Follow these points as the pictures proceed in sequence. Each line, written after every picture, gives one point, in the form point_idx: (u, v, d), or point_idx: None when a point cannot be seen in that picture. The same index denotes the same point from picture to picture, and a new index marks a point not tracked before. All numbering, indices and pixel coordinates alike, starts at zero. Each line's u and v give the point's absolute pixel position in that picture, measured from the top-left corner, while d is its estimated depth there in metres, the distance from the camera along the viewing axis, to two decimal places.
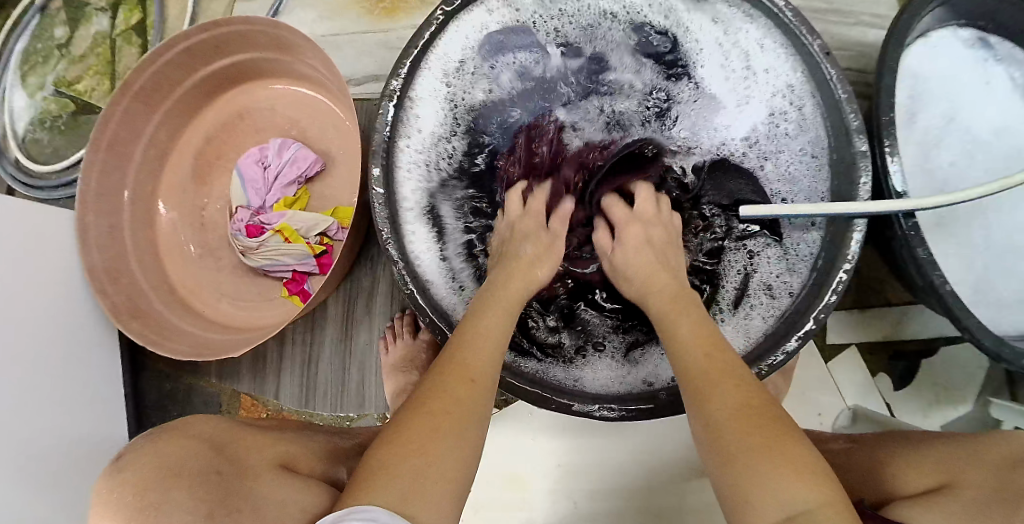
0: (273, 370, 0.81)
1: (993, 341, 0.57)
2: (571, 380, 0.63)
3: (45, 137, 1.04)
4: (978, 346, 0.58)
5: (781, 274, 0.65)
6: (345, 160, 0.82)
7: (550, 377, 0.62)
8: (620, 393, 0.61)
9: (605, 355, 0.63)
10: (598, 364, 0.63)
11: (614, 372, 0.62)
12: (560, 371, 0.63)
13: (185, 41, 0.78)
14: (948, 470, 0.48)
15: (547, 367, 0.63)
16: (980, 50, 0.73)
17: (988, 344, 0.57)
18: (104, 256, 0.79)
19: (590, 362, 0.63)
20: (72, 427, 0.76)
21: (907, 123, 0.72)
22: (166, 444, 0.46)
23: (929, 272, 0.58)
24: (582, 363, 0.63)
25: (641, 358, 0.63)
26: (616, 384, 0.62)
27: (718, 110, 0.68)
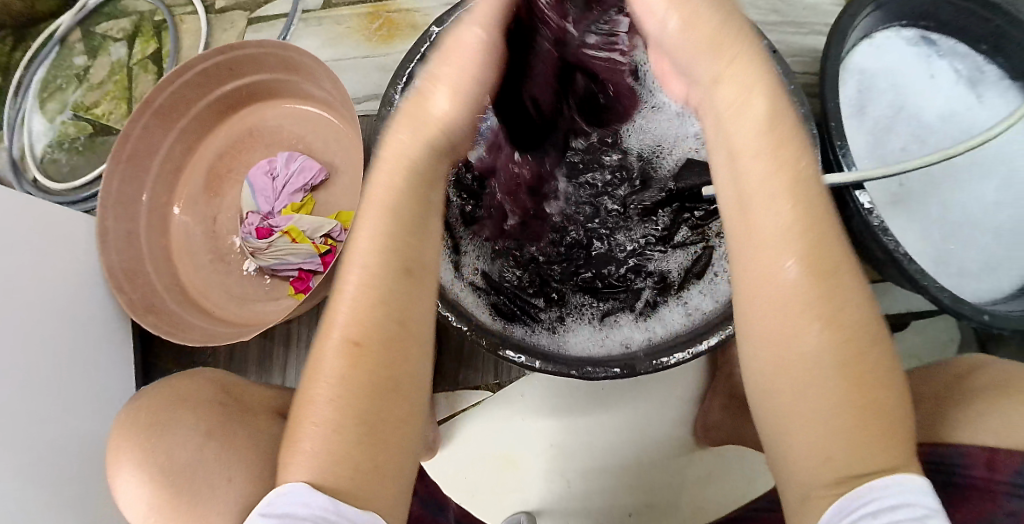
0: (279, 366, 0.87)
1: (951, 299, 0.64)
2: (555, 345, 0.66)
3: (63, 157, 1.11)
4: (938, 305, 0.64)
5: None
6: (348, 168, 0.89)
7: (534, 341, 0.65)
8: (601, 353, 0.64)
9: (584, 326, 0.68)
10: (579, 333, 0.67)
11: (593, 337, 0.66)
12: (545, 337, 0.66)
13: (202, 63, 0.86)
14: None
15: (533, 333, 0.66)
16: (924, 46, 0.82)
17: (947, 302, 0.64)
18: (122, 258, 0.84)
19: (572, 332, 0.67)
20: (84, 418, 0.80)
21: (859, 113, 0.81)
22: None
23: (883, 239, 0.67)
24: (564, 331, 0.67)
25: (616, 324, 0.68)
26: (596, 348, 0.65)
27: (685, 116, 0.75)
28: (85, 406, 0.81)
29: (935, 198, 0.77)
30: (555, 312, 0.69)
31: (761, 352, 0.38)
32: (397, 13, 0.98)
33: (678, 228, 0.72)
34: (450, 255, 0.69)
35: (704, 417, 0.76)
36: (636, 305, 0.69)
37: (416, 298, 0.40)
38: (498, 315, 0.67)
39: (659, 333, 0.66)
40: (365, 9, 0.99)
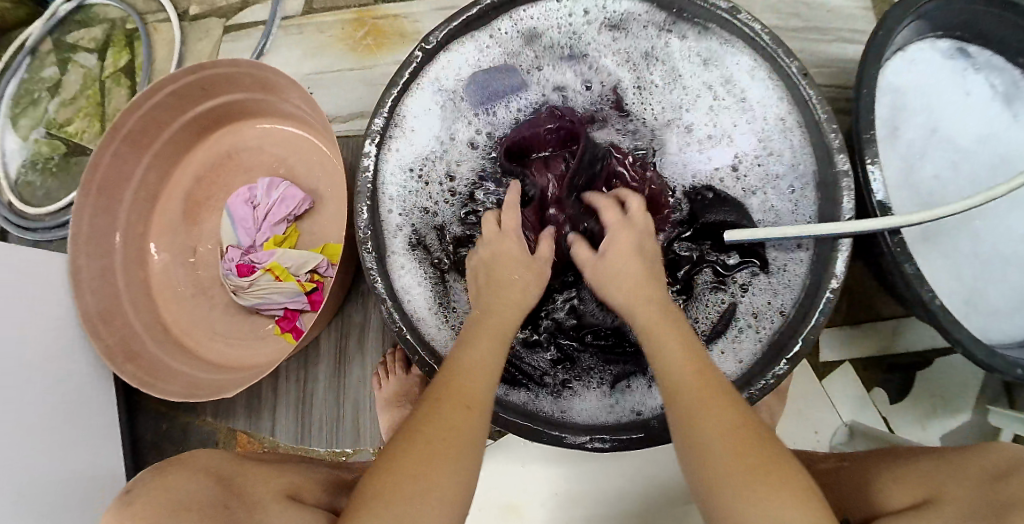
0: (269, 406, 0.82)
1: (985, 355, 0.57)
2: (558, 412, 0.61)
3: (37, 179, 1.05)
4: (972, 361, 0.58)
5: (768, 300, 0.63)
6: (333, 196, 0.83)
7: (538, 408, 0.61)
8: (608, 424, 0.59)
9: (593, 392, 0.62)
10: (586, 401, 0.61)
11: (602, 402, 0.61)
12: (546, 404, 0.61)
13: (172, 84, 0.79)
14: (931, 486, 0.49)
15: (536, 400, 0.61)
16: (959, 59, 0.73)
17: (981, 358, 0.57)
18: (97, 299, 0.79)
19: (578, 399, 0.62)
20: (65, 470, 0.76)
21: (890, 136, 0.72)
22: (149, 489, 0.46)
23: (919, 289, 0.58)
24: (571, 394, 0.62)
25: (627, 390, 0.61)
26: (605, 414, 0.60)
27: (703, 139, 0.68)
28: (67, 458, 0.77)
29: (965, 235, 0.70)
30: (560, 375, 0.63)
31: (705, 427, 0.42)
32: (382, 23, 0.90)
33: (705, 270, 0.66)
34: (441, 302, 0.67)
35: None
36: None
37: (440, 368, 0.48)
38: (496, 381, 0.62)
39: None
40: (347, 18, 0.91)
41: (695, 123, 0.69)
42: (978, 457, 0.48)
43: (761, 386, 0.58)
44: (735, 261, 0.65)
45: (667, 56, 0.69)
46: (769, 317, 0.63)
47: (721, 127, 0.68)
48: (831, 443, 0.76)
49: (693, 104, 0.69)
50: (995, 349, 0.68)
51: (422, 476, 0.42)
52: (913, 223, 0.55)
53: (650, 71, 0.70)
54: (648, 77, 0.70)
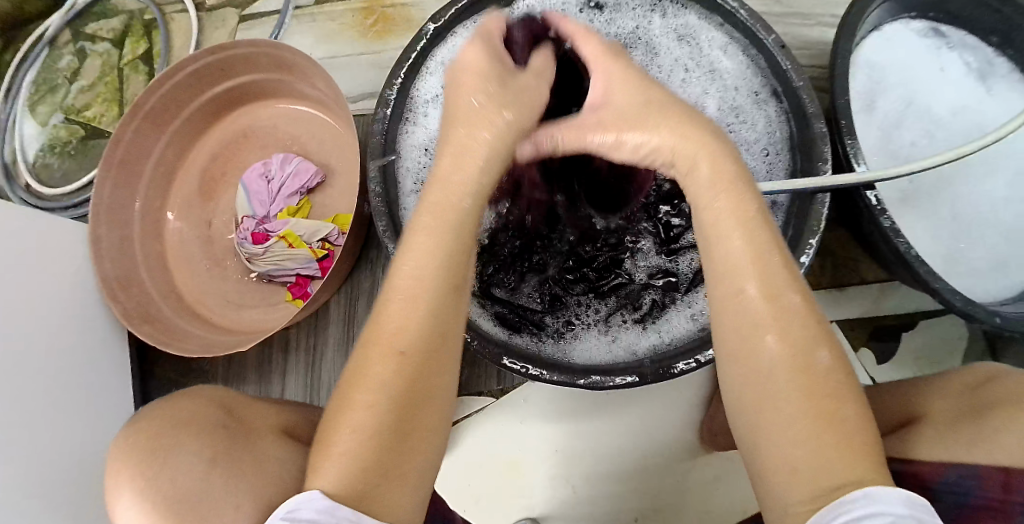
0: (279, 372, 0.85)
1: (963, 302, 0.61)
2: (560, 352, 0.64)
3: (55, 162, 1.09)
4: (949, 308, 0.62)
5: None
6: (344, 171, 0.87)
7: (541, 350, 0.65)
8: (608, 361, 0.63)
9: (592, 333, 0.66)
10: (586, 340, 0.66)
11: (602, 343, 0.65)
12: (550, 345, 0.65)
13: (193, 64, 0.83)
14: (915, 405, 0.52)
15: (540, 343, 0.65)
16: (933, 38, 0.79)
17: (959, 305, 0.61)
18: (116, 266, 0.83)
19: (579, 339, 0.66)
20: (82, 430, 0.78)
21: (869, 108, 0.78)
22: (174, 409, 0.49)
23: (894, 240, 0.64)
24: (572, 337, 0.66)
25: (622, 329, 0.66)
26: (604, 354, 0.64)
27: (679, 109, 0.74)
28: (84, 418, 0.79)
29: (943, 200, 0.75)
30: (559, 318, 0.67)
31: (738, 373, 0.41)
32: (392, 10, 0.95)
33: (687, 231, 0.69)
34: None
35: (710, 421, 0.74)
36: (642, 306, 0.67)
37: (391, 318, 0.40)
38: (501, 326, 0.66)
39: (669, 338, 0.64)
40: (358, 6, 0.96)
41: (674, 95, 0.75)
42: (953, 379, 0.51)
43: None
44: None
45: (650, 37, 0.76)
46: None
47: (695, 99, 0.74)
48: None
49: (673, 79, 0.75)
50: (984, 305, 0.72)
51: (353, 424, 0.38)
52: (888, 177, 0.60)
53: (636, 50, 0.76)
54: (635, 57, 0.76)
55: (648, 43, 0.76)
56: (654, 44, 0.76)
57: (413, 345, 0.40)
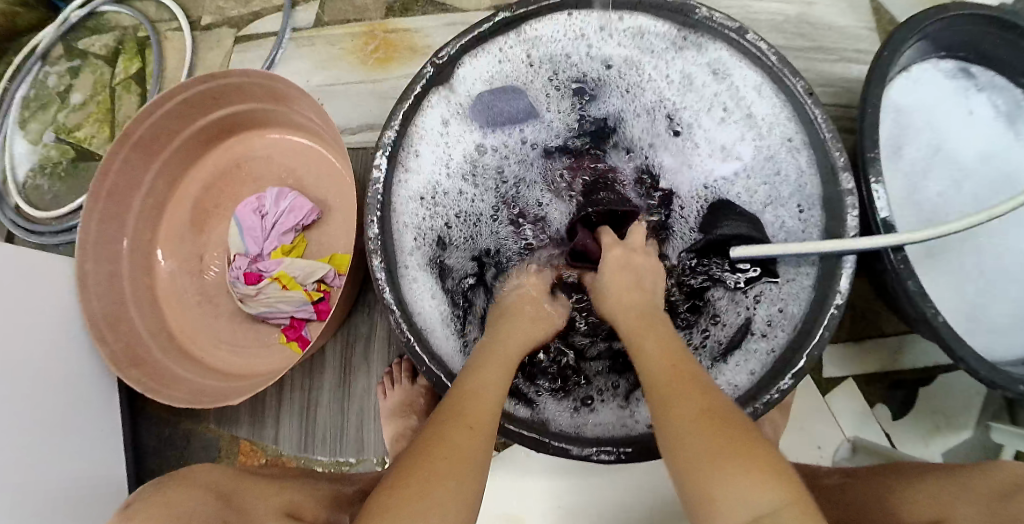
0: (273, 416, 0.82)
1: (987, 370, 0.58)
2: (577, 425, 0.63)
3: (45, 183, 1.06)
4: (975, 377, 0.58)
5: (779, 310, 0.66)
6: (342, 207, 0.83)
7: (555, 420, 0.63)
8: (621, 434, 0.60)
9: (615, 405, 0.65)
10: (607, 415, 0.64)
11: (617, 415, 0.63)
12: (563, 418, 0.63)
13: (184, 93, 0.80)
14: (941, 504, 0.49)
15: (551, 413, 0.64)
16: (962, 79, 0.75)
17: (983, 374, 0.58)
18: (104, 304, 0.80)
19: (597, 414, 0.64)
20: (67, 474, 0.76)
21: (894, 155, 0.73)
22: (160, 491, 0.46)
23: (922, 304, 0.59)
24: (588, 410, 0.64)
25: (640, 400, 0.64)
26: (618, 428, 0.62)
27: (706, 155, 0.73)
28: (71, 464, 0.77)
29: (968, 251, 0.71)
30: (583, 392, 0.66)
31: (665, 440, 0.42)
32: (394, 37, 0.91)
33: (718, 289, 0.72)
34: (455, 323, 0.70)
35: None
36: None
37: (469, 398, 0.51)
38: (512, 396, 0.64)
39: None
40: (359, 31, 0.92)
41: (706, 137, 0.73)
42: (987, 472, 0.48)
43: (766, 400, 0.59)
44: (751, 273, 0.69)
45: (678, 75, 0.72)
46: (781, 326, 0.65)
47: (724, 143, 0.73)
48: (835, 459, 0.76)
49: (691, 118, 0.73)
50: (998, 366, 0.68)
51: (414, 495, 0.41)
52: (921, 239, 0.56)
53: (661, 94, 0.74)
54: (657, 101, 0.74)
55: (678, 84, 0.73)
56: (687, 83, 0.72)
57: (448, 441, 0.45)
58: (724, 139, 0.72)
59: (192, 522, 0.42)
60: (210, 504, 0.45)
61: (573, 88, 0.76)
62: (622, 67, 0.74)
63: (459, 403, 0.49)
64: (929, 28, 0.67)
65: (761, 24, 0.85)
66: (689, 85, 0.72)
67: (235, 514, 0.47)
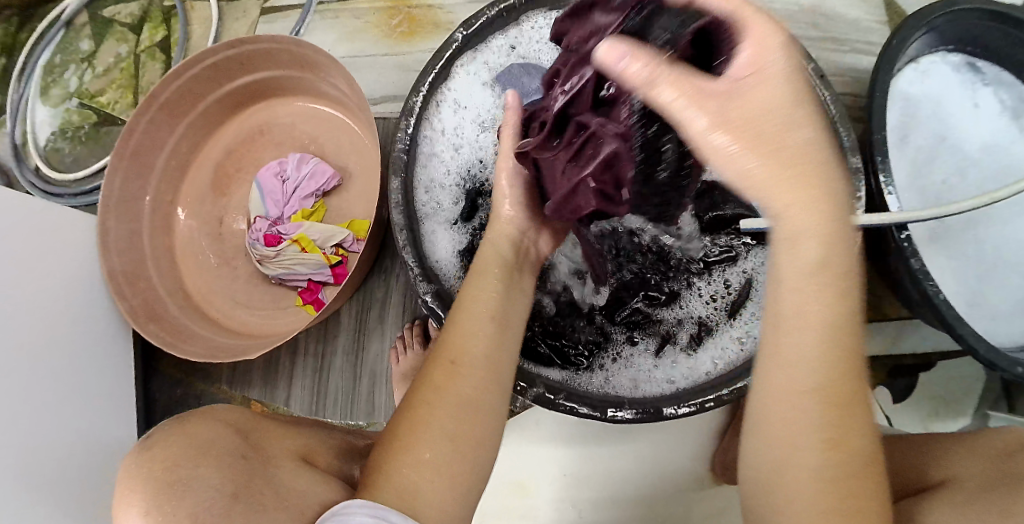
0: (285, 376, 0.83)
1: (988, 349, 0.59)
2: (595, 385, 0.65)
3: (65, 147, 1.07)
4: (974, 355, 0.59)
5: None
6: (360, 174, 0.85)
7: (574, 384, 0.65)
8: (654, 393, 0.63)
9: (643, 356, 0.67)
10: (639, 373, 0.66)
11: (643, 370, 0.66)
12: (587, 379, 0.65)
13: (211, 57, 0.81)
14: (944, 470, 0.49)
15: (575, 376, 0.65)
16: (968, 73, 0.76)
17: (983, 352, 0.59)
18: (123, 260, 0.81)
19: (625, 375, 0.66)
20: (80, 427, 0.77)
21: (902, 141, 0.75)
22: (185, 425, 0.46)
23: (924, 283, 0.61)
24: (605, 368, 0.66)
25: (671, 357, 0.66)
26: (641, 388, 0.64)
27: None
28: (85, 414, 0.78)
29: (970, 239, 0.72)
30: (605, 354, 0.67)
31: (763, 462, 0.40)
32: (418, 9, 0.93)
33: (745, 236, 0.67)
34: None
35: (723, 453, 0.71)
36: (681, 336, 0.67)
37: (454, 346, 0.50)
38: (535, 360, 0.66)
39: (710, 371, 0.64)
40: (383, 5, 0.94)
41: None
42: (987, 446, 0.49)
43: None
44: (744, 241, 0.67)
45: None
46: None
47: None
48: None
49: None
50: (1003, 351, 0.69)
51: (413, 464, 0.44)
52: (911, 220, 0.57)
53: None
54: None
55: None
56: None
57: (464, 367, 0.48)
58: None
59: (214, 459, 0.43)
60: (230, 445, 0.46)
61: None
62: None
63: (463, 344, 0.49)
64: (939, 20, 0.69)
65: (777, 14, 0.87)
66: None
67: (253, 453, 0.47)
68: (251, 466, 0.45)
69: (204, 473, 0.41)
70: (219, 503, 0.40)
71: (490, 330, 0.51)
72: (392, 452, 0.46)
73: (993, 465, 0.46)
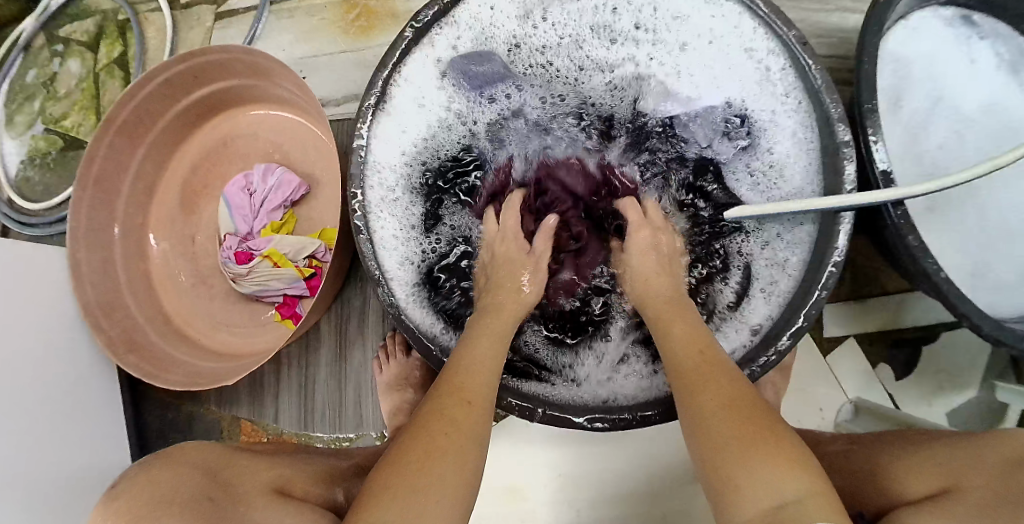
0: (270, 396, 0.81)
1: (993, 326, 0.56)
2: (577, 393, 0.63)
3: (35, 174, 1.05)
4: (978, 333, 0.57)
5: (767, 261, 0.66)
6: (329, 181, 0.82)
7: (558, 393, 0.63)
8: (650, 395, 0.61)
9: (635, 354, 0.65)
10: (632, 379, 0.64)
11: (643, 378, 0.63)
12: (574, 388, 0.63)
13: (165, 73, 0.78)
14: (953, 472, 0.46)
15: (559, 385, 0.63)
16: (963, 27, 0.71)
17: (988, 331, 0.56)
18: (98, 291, 0.79)
19: (619, 380, 0.64)
20: (72, 462, 0.76)
21: (894, 107, 0.70)
22: (160, 472, 0.45)
23: (923, 261, 0.57)
24: (586, 379, 0.64)
25: None
26: (644, 391, 0.62)
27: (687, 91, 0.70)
28: (76, 449, 0.77)
29: (971, 206, 0.68)
30: (593, 364, 0.65)
31: (707, 451, 0.43)
32: (376, 3, 0.88)
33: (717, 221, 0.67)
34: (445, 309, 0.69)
35: None
36: None
37: (458, 370, 0.51)
38: (510, 370, 0.64)
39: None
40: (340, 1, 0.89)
41: (697, 75, 0.69)
42: (991, 441, 0.46)
43: (763, 362, 0.59)
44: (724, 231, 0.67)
45: (658, 11, 0.70)
46: (781, 277, 0.64)
47: (710, 73, 0.69)
48: (836, 421, 0.75)
49: (692, 59, 0.69)
50: (1007, 323, 0.66)
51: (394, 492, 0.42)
52: (909, 196, 0.53)
53: (644, 28, 0.70)
54: (643, 35, 0.70)
55: (659, 20, 0.70)
56: (666, 21, 0.70)
57: (467, 387, 0.49)
58: (712, 68, 0.69)
59: (179, 504, 0.42)
60: (199, 486, 0.46)
61: (554, 22, 0.71)
62: (623, 22, 0.71)
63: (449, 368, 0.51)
64: None
65: None
66: (698, 42, 0.69)
67: (221, 492, 0.47)
68: (221, 507, 0.45)
69: None
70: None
71: (486, 366, 0.53)
72: (387, 478, 0.43)
73: (997, 468, 0.44)
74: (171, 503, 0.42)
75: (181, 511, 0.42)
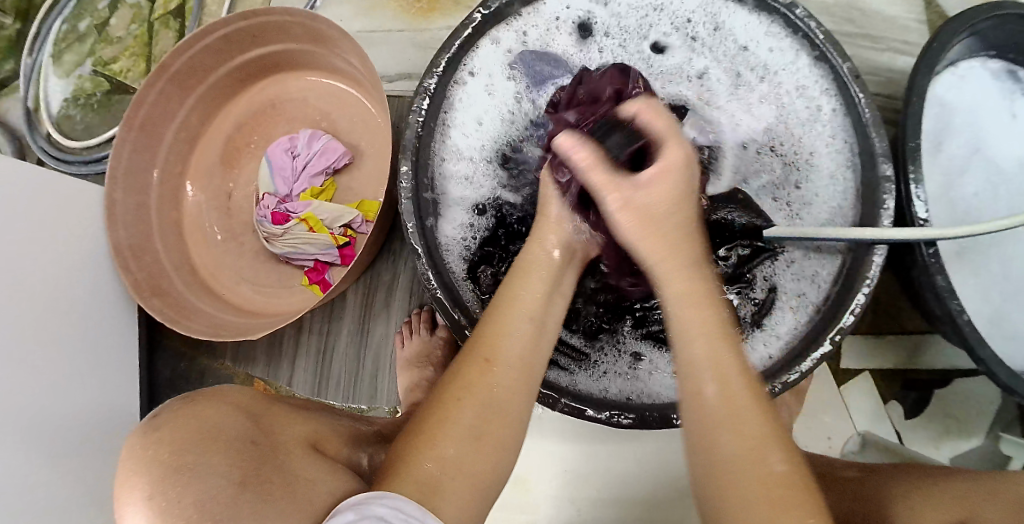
0: (288, 357, 0.82)
1: (1008, 375, 0.57)
2: (600, 388, 0.63)
3: (77, 113, 1.06)
4: (993, 380, 0.57)
5: (800, 280, 0.65)
6: (372, 154, 0.83)
7: (578, 386, 0.63)
8: (672, 398, 0.61)
9: (658, 355, 0.65)
10: (656, 381, 0.63)
11: (668, 381, 0.63)
12: (595, 382, 0.64)
13: (223, 28, 0.79)
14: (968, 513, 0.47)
15: (582, 376, 0.64)
16: (1009, 82, 0.72)
17: (1003, 379, 0.57)
18: (129, 233, 0.80)
19: (644, 380, 0.64)
20: (82, 399, 0.76)
21: (935, 150, 0.71)
22: (198, 407, 0.43)
23: (948, 301, 0.58)
24: (608, 373, 0.65)
25: None
26: (668, 393, 0.62)
27: (737, 110, 0.71)
28: (88, 386, 0.78)
29: (997, 256, 0.69)
30: (619, 362, 0.65)
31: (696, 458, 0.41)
32: None
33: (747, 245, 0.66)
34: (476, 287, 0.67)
35: None
36: None
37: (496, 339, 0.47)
38: None
39: None
40: None
41: (749, 97, 0.70)
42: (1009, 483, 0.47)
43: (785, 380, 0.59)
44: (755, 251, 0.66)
45: (720, 31, 0.71)
46: (812, 295, 0.64)
47: (762, 96, 0.70)
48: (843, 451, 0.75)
49: (746, 82, 0.70)
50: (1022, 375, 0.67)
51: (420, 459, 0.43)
52: (948, 237, 0.55)
53: (704, 46, 0.72)
54: (701, 52, 0.72)
55: (719, 40, 0.71)
56: (726, 42, 0.71)
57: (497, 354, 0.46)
58: (766, 92, 0.70)
59: (222, 441, 0.41)
60: (241, 427, 0.44)
61: (614, 30, 0.73)
62: (678, 37, 0.72)
63: (498, 339, 0.47)
64: (981, 25, 0.65)
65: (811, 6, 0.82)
66: (755, 66, 0.70)
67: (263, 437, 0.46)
68: (262, 450, 0.43)
69: (213, 458, 0.39)
70: (226, 493, 0.38)
71: (530, 333, 0.48)
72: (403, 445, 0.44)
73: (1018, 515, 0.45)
74: (212, 440, 0.40)
75: (225, 449, 0.40)
